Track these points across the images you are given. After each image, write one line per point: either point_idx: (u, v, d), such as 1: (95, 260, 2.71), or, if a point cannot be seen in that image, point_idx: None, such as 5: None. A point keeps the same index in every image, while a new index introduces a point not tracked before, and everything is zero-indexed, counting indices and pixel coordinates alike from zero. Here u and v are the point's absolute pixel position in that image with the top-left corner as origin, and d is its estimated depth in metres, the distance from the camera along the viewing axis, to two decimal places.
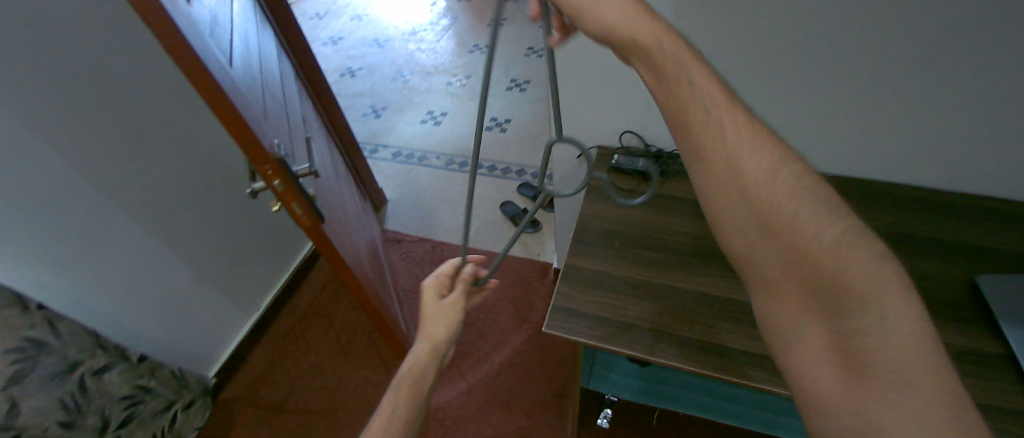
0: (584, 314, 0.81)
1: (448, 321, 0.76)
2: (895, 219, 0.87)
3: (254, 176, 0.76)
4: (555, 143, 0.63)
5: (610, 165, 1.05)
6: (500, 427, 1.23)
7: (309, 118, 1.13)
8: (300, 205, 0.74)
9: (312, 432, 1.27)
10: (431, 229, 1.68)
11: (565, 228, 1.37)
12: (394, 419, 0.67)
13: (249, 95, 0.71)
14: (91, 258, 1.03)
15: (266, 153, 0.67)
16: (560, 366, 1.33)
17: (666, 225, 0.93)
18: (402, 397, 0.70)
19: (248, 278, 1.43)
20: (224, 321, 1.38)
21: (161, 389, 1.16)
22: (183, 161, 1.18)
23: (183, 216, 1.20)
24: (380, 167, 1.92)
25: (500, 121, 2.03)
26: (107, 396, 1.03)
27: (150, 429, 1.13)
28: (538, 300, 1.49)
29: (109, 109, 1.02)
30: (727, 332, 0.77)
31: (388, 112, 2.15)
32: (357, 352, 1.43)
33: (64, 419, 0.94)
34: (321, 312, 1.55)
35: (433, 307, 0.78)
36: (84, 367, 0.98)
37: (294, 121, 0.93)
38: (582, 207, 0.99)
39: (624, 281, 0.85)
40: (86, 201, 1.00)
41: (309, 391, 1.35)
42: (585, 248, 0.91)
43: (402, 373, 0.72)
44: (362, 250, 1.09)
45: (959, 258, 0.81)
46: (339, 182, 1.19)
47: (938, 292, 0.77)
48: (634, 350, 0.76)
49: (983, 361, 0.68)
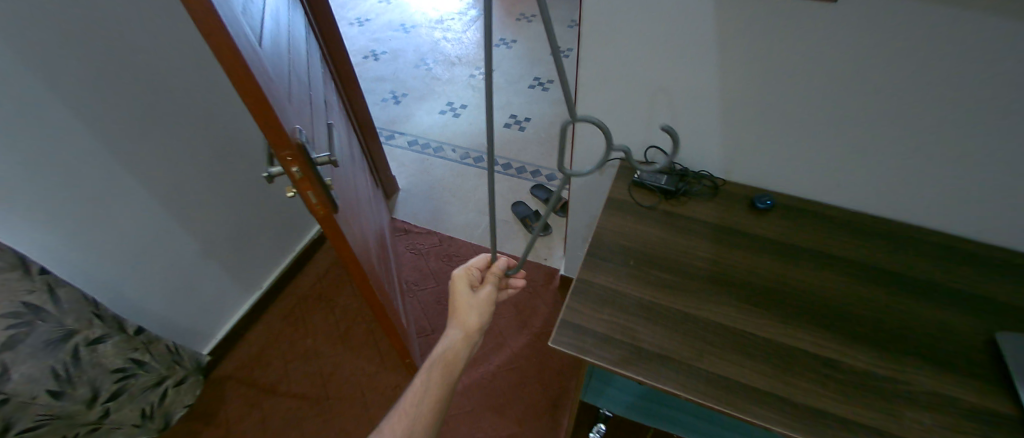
0: (596, 333, 0.79)
1: (482, 312, 0.77)
2: (920, 269, 0.86)
3: (272, 159, 0.73)
4: (573, 123, 0.54)
5: (633, 179, 1.03)
6: (492, 431, 1.22)
7: (330, 101, 1.10)
8: (316, 194, 0.72)
9: (301, 417, 1.26)
10: (440, 222, 1.66)
11: (579, 237, 1.35)
12: (426, 402, 0.72)
13: (276, 76, 0.68)
14: (98, 224, 1.01)
15: (288, 138, 0.64)
16: (557, 375, 1.32)
17: (685, 247, 0.91)
18: (434, 379, 0.74)
19: (253, 256, 1.42)
20: (225, 297, 1.36)
21: (155, 364, 1.14)
22: (200, 133, 1.16)
23: (193, 190, 1.18)
24: (394, 154, 1.90)
25: (520, 119, 2.00)
26: (100, 367, 1.02)
27: (138, 404, 1.13)
28: (541, 305, 1.47)
29: (131, 76, 0.99)
30: (742, 367, 0.74)
31: (408, 98, 2.12)
32: (353, 339, 1.42)
33: (54, 388, 0.94)
34: (320, 296, 1.53)
35: (467, 296, 0.78)
36: (79, 337, 0.96)
37: (317, 103, 0.90)
38: (604, 221, 0.96)
39: (638, 303, 0.83)
40: (100, 168, 0.98)
41: (302, 374, 1.34)
42: (601, 264, 0.89)
43: (436, 355, 0.75)
44: (370, 241, 1.07)
45: (989, 316, 0.79)
46: (354, 167, 1.17)
47: (959, 348, 0.75)
48: (644, 376, 0.74)
49: (1003, 424, 0.67)
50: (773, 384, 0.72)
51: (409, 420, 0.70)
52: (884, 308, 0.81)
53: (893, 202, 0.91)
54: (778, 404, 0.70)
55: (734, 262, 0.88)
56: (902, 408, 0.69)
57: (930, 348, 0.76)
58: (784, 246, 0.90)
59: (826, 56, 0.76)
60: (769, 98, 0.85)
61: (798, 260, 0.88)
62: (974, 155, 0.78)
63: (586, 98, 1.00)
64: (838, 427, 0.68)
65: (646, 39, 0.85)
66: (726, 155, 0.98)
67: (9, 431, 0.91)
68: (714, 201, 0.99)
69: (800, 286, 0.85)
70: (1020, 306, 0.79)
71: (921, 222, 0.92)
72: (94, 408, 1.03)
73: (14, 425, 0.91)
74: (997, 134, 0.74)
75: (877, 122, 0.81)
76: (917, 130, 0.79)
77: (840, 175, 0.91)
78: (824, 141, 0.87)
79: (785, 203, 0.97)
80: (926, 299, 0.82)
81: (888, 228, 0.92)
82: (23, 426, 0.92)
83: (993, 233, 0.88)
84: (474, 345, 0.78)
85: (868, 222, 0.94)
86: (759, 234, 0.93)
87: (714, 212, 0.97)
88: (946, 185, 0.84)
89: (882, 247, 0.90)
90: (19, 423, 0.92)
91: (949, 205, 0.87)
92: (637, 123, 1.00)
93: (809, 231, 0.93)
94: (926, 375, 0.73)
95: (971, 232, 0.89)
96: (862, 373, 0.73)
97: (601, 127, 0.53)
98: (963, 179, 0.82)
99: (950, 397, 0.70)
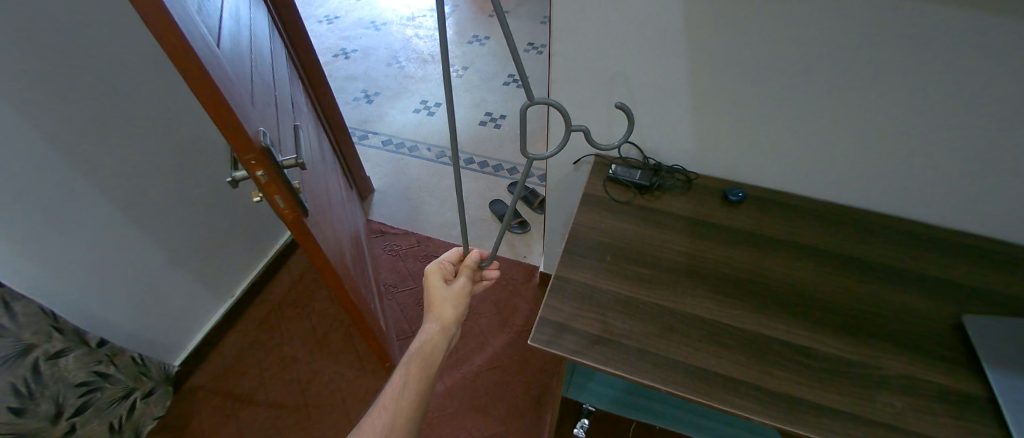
0: (575, 329, 0.79)
1: (458, 305, 0.78)
2: (884, 256, 0.88)
3: (236, 163, 0.71)
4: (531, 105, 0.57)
5: (607, 175, 1.03)
6: (476, 431, 1.22)
7: (298, 102, 1.07)
8: (283, 198, 0.70)
9: (281, 424, 1.24)
10: (418, 222, 1.65)
11: (556, 233, 1.35)
12: (404, 397, 0.70)
13: (236, 78, 0.66)
14: (58, 235, 0.97)
15: (251, 142, 0.63)
16: (539, 371, 1.32)
17: (659, 241, 0.92)
18: (412, 378, 0.72)
19: (224, 262, 1.38)
20: (196, 306, 1.33)
21: (121, 376, 1.11)
22: (161, 136, 1.13)
23: (158, 197, 1.15)
24: (369, 154, 1.87)
25: (495, 116, 1.99)
26: (63, 382, 0.98)
27: (107, 418, 1.09)
28: (522, 302, 1.47)
29: (88, 81, 0.96)
30: (717, 357, 0.75)
31: (381, 97, 2.09)
32: (333, 343, 1.40)
33: (15, 405, 0.90)
34: (297, 300, 1.50)
35: (443, 290, 0.78)
36: (38, 351, 0.93)
37: (283, 105, 0.88)
38: (577, 217, 0.97)
39: (615, 297, 0.83)
40: (58, 177, 0.95)
41: (281, 381, 1.32)
42: (576, 259, 0.89)
43: (413, 351, 0.74)
44: (345, 244, 1.05)
45: (949, 299, 0.82)
46: (326, 169, 1.15)
47: (923, 330, 0.78)
48: (622, 371, 0.74)
49: (966, 403, 0.70)
50: (747, 374, 0.73)
51: (388, 417, 0.68)
52: (849, 294, 0.83)
53: (856, 190, 0.94)
54: (752, 392, 0.72)
55: (706, 253, 0.90)
56: (873, 392, 0.71)
57: (896, 332, 0.78)
58: (755, 236, 0.92)
59: (787, 50, 0.78)
60: (735, 92, 0.86)
61: (768, 249, 0.90)
62: (928, 143, 0.81)
63: (557, 94, 1.00)
64: (811, 411, 0.69)
65: (613, 34, 0.86)
66: (696, 148, 0.99)
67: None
68: (686, 194, 1.00)
69: (770, 275, 0.86)
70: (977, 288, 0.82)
71: (884, 210, 0.95)
72: (59, 424, 0.99)
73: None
74: (948, 122, 0.77)
75: (839, 112, 0.83)
76: (876, 119, 0.81)
77: (805, 166, 0.94)
78: (790, 133, 0.89)
79: (754, 195, 0.99)
80: (891, 284, 0.85)
81: (851, 215, 0.95)
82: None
83: (950, 218, 0.91)
84: (451, 338, 0.78)
85: (833, 211, 0.96)
86: (730, 225, 0.94)
87: (686, 205, 0.98)
88: (904, 172, 0.87)
89: (848, 235, 0.92)
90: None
91: (906, 192, 0.90)
92: (610, 118, 1.01)
93: (778, 222, 0.94)
94: (894, 358, 0.75)
95: (930, 218, 0.92)
96: (834, 359, 0.75)
97: (558, 109, 0.59)
98: (918, 167, 0.85)
99: (918, 380, 0.72)
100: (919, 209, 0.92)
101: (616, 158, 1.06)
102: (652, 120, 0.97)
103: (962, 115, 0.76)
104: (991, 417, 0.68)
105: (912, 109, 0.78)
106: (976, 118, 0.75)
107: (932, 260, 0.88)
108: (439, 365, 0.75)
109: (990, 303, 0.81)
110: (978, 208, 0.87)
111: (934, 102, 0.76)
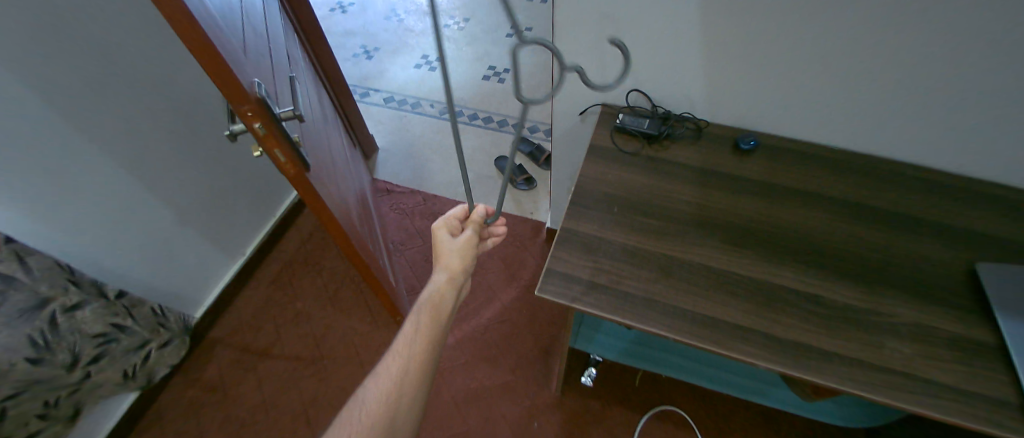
0: (580, 280, 0.79)
1: (465, 254, 0.78)
2: (898, 202, 0.86)
3: (233, 116, 0.70)
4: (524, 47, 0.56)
5: (615, 125, 1.01)
6: (486, 381, 1.26)
7: (294, 56, 1.04)
8: (283, 152, 0.69)
9: (299, 377, 1.29)
10: (423, 180, 1.64)
11: (562, 187, 1.34)
12: (418, 342, 0.71)
13: (226, 26, 0.64)
14: (66, 193, 0.98)
15: (246, 92, 0.61)
16: (548, 324, 1.34)
17: (668, 192, 0.90)
18: (424, 325, 0.73)
19: (232, 222, 1.40)
20: (208, 264, 1.36)
21: (137, 328, 1.13)
22: (157, 93, 1.11)
23: (163, 157, 1.15)
24: (371, 112, 1.85)
25: (499, 70, 1.94)
26: (79, 334, 1.00)
27: (121, 366, 1.11)
28: (530, 258, 1.48)
29: (86, 42, 0.95)
30: (723, 305, 0.75)
31: (380, 53, 2.03)
32: (345, 301, 1.43)
33: (33, 356, 0.92)
34: (308, 259, 1.52)
35: (452, 244, 0.78)
36: (56, 304, 0.95)
37: (278, 58, 0.86)
38: (584, 168, 0.95)
39: (622, 248, 0.83)
40: (65, 139, 0.95)
41: (296, 337, 1.36)
42: (583, 211, 0.88)
43: (423, 299, 0.75)
44: (350, 201, 1.05)
45: (963, 246, 0.80)
46: (327, 126, 1.13)
47: (935, 278, 0.77)
48: (628, 318, 0.74)
49: (974, 348, 0.70)
50: (753, 321, 0.74)
51: (402, 362, 0.69)
52: (859, 241, 0.82)
53: (871, 138, 0.91)
54: (758, 338, 0.72)
55: (715, 202, 0.88)
56: (880, 338, 0.71)
57: (907, 280, 0.77)
58: (765, 184, 0.90)
59: None
60: (750, 29, 0.81)
61: (779, 198, 0.88)
62: (948, 84, 0.78)
63: (561, 41, 0.95)
64: (816, 355, 0.70)
65: None
66: (707, 94, 0.95)
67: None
68: (696, 142, 0.97)
69: (780, 222, 0.85)
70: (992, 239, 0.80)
71: (902, 157, 0.91)
72: (75, 371, 1.01)
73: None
74: (969, 60, 0.74)
75: (862, 47, 0.78)
76: (900, 54, 0.77)
77: (821, 111, 0.90)
78: (807, 74, 0.84)
79: (766, 142, 0.96)
80: (901, 230, 0.83)
81: (866, 162, 0.92)
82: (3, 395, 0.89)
83: (969, 165, 0.88)
84: (460, 288, 0.79)
85: (847, 158, 0.93)
86: (740, 174, 0.92)
87: (697, 154, 0.95)
88: (925, 114, 0.83)
89: (862, 182, 0.90)
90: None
91: (926, 138, 0.86)
92: (619, 65, 0.96)
93: (791, 170, 0.92)
94: (906, 306, 0.74)
95: (948, 165, 0.89)
96: (842, 306, 0.75)
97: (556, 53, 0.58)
98: (940, 108, 0.81)
99: (928, 327, 0.72)
100: (938, 156, 0.89)
101: (624, 107, 1.04)
102: (659, 67, 0.94)
103: (992, 43, 0.71)
104: (999, 362, 0.68)
105: (933, 47, 0.74)
106: (998, 57, 0.72)
107: (947, 207, 0.85)
108: (450, 314, 0.76)
109: (1004, 251, 0.79)
110: (997, 154, 0.84)
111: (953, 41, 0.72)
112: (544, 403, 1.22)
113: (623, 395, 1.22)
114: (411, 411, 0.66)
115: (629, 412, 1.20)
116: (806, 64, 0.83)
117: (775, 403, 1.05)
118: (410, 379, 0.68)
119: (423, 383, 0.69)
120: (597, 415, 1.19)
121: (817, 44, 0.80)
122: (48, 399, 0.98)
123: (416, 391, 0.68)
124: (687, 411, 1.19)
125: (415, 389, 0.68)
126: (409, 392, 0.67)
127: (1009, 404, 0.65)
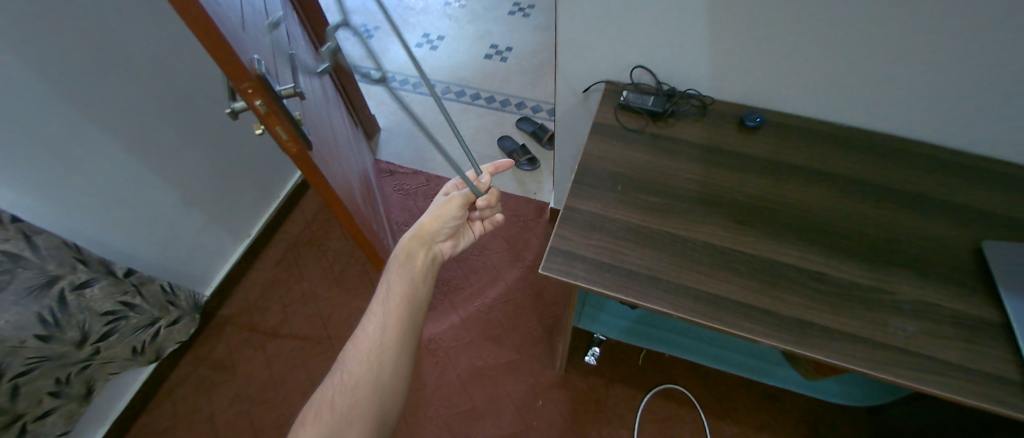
0: (584, 258, 0.79)
1: (444, 216, 0.79)
2: (905, 180, 0.85)
3: (234, 94, 0.70)
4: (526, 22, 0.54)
5: (618, 102, 0.99)
6: (490, 359, 1.27)
7: (295, 34, 1.03)
8: (285, 129, 0.69)
9: (306, 356, 1.31)
10: (426, 161, 1.66)
11: (565, 167, 1.34)
12: (393, 298, 0.72)
13: (224, 1, 0.63)
14: (71, 175, 0.99)
15: (246, 69, 0.61)
16: (551, 303, 1.35)
17: (673, 170, 0.89)
18: (396, 279, 0.74)
19: (237, 203, 1.41)
20: (214, 246, 1.38)
21: (146, 306, 1.15)
22: (158, 75, 1.10)
23: (165, 140, 1.15)
24: (373, 93, 1.87)
25: (501, 49, 1.97)
26: (89, 311, 1.02)
27: (130, 342, 1.13)
28: (533, 238, 1.48)
29: (84, 22, 0.94)
30: (725, 282, 0.75)
31: (381, 33, 2.05)
32: (350, 281, 1.44)
33: (42, 333, 0.93)
34: (313, 241, 1.53)
35: (436, 203, 0.81)
36: (64, 281, 0.97)
37: (278, 36, 0.85)
38: (586, 146, 0.94)
39: (625, 226, 0.82)
40: (66, 121, 0.96)
41: (303, 317, 1.38)
42: (586, 190, 0.88)
43: (393, 256, 0.77)
44: (353, 181, 1.05)
45: (971, 224, 0.80)
46: (329, 106, 1.13)
47: (942, 257, 0.76)
48: (628, 295, 0.75)
49: (978, 326, 0.69)
50: (755, 298, 0.74)
51: (378, 319, 0.70)
52: (865, 220, 0.81)
53: (878, 116, 0.89)
54: (760, 316, 0.72)
55: (720, 181, 0.87)
56: (884, 316, 0.71)
57: (913, 258, 0.76)
58: (771, 162, 0.89)
59: None
60: (758, 3, 0.79)
61: (784, 175, 0.87)
62: (959, 59, 0.76)
63: (563, 17, 0.93)
64: (818, 331, 0.70)
65: None
66: (711, 71, 0.94)
67: (2, 376, 0.90)
68: (701, 120, 0.96)
69: (786, 201, 0.84)
70: (999, 219, 0.80)
71: (911, 133, 0.90)
72: (84, 348, 1.02)
73: (5, 371, 0.90)
74: (982, 32, 0.72)
75: (871, 19, 0.76)
76: (913, 28, 0.75)
77: (829, 87, 0.88)
78: (817, 49, 0.82)
79: (772, 119, 0.95)
80: (907, 207, 0.82)
81: (873, 139, 0.91)
82: (15, 371, 0.92)
83: (980, 142, 0.86)
84: (431, 244, 0.79)
85: (854, 135, 0.92)
86: (745, 151, 0.91)
87: (701, 132, 0.94)
88: (939, 91, 0.81)
89: (868, 159, 0.88)
90: (10, 367, 0.91)
91: (935, 115, 0.85)
92: (621, 41, 0.94)
93: (797, 147, 0.91)
94: (910, 284, 0.74)
95: (957, 143, 0.88)
96: (847, 283, 0.74)
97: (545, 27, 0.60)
98: (953, 84, 0.79)
99: (934, 305, 0.72)
100: (950, 133, 0.87)
101: (628, 84, 1.02)
102: (662, 44, 0.92)
103: (1007, 15, 0.69)
104: (1004, 340, 0.68)
105: (945, 18, 0.72)
106: (1012, 29, 0.70)
107: (954, 185, 0.84)
108: (423, 268, 0.77)
109: (1012, 229, 0.78)
110: (1008, 131, 0.82)
111: (966, 11, 0.71)
112: (546, 381, 1.23)
113: (626, 374, 1.24)
114: (398, 368, 0.67)
115: (631, 389, 1.21)
116: (814, 37, 0.81)
117: (779, 382, 1.05)
118: (389, 334, 0.69)
119: (405, 342, 0.69)
120: (599, 393, 1.21)
121: (825, 16, 0.78)
122: (59, 376, 1.00)
123: (398, 347, 0.68)
124: (690, 390, 1.21)
125: (398, 346, 0.68)
126: (392, 349, 0.68)
127: (1013, 381, 0.64)
